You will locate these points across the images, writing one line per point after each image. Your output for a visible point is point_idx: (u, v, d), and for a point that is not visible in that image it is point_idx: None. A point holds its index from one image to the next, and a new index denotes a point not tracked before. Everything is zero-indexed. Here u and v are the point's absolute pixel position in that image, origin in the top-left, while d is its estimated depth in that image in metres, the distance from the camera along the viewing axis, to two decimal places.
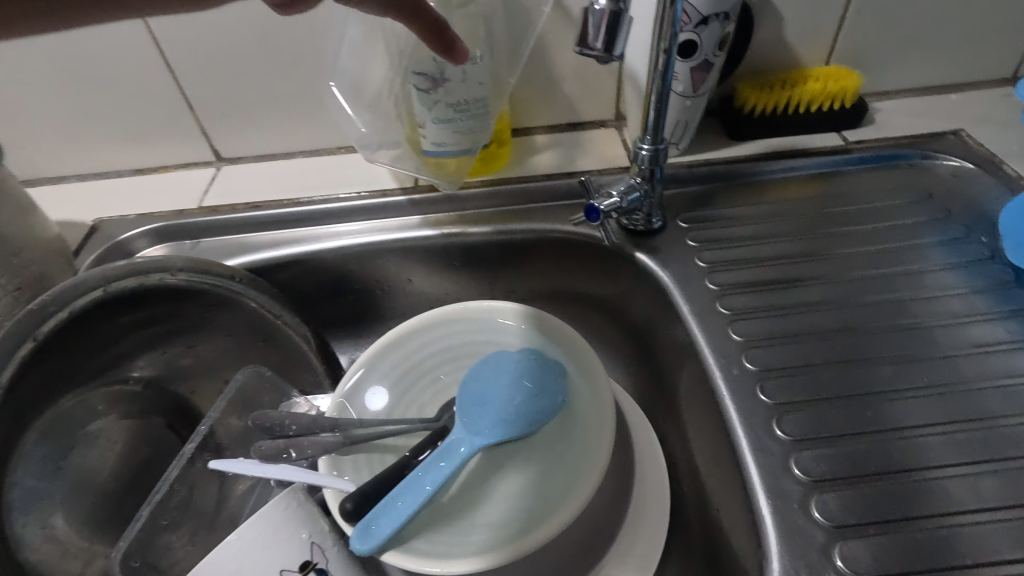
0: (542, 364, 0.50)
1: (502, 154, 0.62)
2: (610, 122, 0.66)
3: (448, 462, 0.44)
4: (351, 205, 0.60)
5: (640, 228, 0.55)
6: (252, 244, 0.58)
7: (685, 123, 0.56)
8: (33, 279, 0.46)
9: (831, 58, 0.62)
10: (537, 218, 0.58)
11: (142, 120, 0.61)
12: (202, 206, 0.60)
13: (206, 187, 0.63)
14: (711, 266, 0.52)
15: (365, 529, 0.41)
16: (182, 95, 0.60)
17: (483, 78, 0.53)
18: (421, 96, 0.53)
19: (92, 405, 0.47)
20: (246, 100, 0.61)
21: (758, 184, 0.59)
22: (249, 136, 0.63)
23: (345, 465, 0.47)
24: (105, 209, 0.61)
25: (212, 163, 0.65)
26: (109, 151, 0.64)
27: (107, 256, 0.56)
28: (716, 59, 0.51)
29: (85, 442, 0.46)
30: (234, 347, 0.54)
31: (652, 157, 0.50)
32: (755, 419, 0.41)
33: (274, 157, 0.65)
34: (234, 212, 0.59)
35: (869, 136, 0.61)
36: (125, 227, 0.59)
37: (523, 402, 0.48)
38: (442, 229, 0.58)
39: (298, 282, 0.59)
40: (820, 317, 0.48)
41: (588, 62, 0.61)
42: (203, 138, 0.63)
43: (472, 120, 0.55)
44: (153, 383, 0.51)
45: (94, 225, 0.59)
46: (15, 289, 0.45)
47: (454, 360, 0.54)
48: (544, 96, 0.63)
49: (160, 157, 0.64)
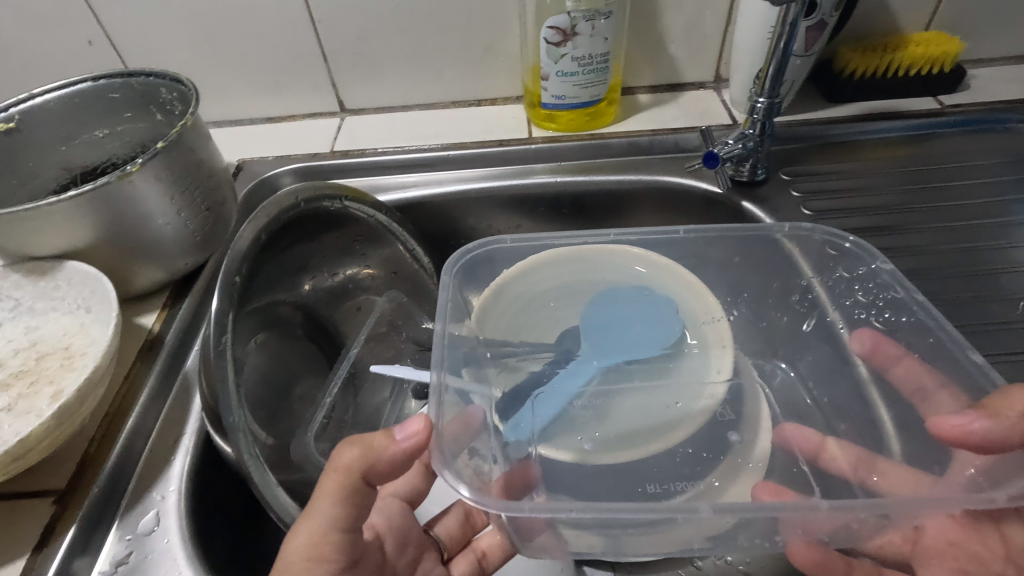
0: (653, 300, 0.55)
1: (610, 110, 0.66)
2: (708, 84, 0.69)
3: (578, 379, 0.52)
4: (471, 152, 0.64)
5: (744, 179, 0.58)
6: (383, 186, 0.64)
7: (792, 82, 0.59)
8: (216, 204, 0.52)
9: (931, 25, 0.64)
10: (646, 169, 0.62)
11: (281, 72, 0.67)
12: (334, 150, 0.66)
13: (334, 134, 0.68)
14: (817, 215, 0.56)
15: (514, 424, 0.48)
16: (319, 47, 0.65)
17: (609, 34, 0.57)
18: (556, 53, 0.58)
19: (264, 317, 0.51)
20: (377, 54, 0.66)
21: (857, 143, 0.62)
22: (374, 87, 0.69)
23: (487, 375, 0.50)
24: (246, 151, 0.67)
25: (337, 113, 0.71)
26: (246, 99, 0.70)
27: (255, 192, 0.62)
28: (831, 18, 0.54)
29: (256, 352, 0.50)
30: (369, 277, 0.59)
31: (767, 110, 0.54)
32: None
33: (393, 109, 0.70)
34: (364, 156, 0.65)
35: (966, 100, 0.64)
36: (268, 167, 0.65)
37: (639, 330, 0.55)
38: (556, 177, 0.63)
39: (421, 222, 0.65)
40: (920, 262, 0.53)
41: (697, 24, 0.64)
42: (331, 89, 0.69)
43: (593, 74, 0.60)
44: (305, 306, 0.56)
45: (239, 165, 0.65)
46: (205, 209, 0.50)
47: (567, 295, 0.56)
48: (651, 56, 0.67)
49: (291, 106, 0.70)
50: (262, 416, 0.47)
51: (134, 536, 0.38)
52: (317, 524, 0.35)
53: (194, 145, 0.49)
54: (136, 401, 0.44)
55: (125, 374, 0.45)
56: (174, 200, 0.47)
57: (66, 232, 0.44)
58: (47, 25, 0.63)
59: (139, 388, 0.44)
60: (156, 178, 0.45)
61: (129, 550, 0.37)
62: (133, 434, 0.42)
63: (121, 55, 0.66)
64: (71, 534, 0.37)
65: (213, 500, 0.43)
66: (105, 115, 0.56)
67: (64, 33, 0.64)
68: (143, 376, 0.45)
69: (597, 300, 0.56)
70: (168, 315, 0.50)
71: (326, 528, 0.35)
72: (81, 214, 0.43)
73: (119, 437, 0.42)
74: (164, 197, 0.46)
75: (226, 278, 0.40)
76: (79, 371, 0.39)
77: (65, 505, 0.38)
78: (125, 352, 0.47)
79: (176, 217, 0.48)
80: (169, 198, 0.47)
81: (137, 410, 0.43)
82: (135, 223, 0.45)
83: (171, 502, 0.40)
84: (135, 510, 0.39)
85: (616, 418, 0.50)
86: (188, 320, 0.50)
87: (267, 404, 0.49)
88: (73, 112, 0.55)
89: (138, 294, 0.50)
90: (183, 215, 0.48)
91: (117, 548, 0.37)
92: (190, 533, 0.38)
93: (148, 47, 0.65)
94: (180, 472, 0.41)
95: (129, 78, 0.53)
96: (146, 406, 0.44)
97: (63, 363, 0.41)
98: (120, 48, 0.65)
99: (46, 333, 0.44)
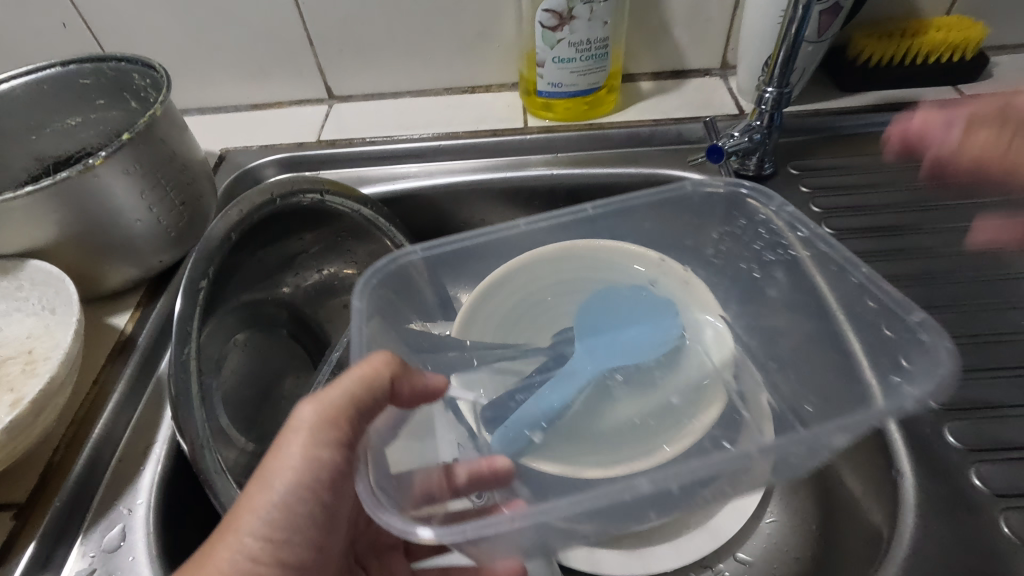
0: (652, 301, 0.53)
1: (610, 99, 0.62)
2: (714, 71, 0.66)
3: (571, 382, 0.48)
4: (463, 143, 0.61)
5: (750, 173, 0.55)
6: (370, 177, 0.61)
7: (804, 70, 0.56)
8: (193, 198, 0.49)
9: (953, 9, 0.60)
10: (646, 161, 0.59)
11: (264, 57, 0.64)
12: (321, 140, 0.63)
13: (322, 123, 0.65)
14: (826, 213, 0.53)
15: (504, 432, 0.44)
16: (304, 31, 0.62)
17: (608, 18, 0.54)
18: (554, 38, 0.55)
19: (245, 315, 0.49)
20: (365, 39, 0.62)
21: (870, 135, 0.59)
22: (363, 74, 0.65)
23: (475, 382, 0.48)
24: (230, 140, 0.64)
25: (325, 101, 0.68)
26: (229, 85, 0.67)
27: (237, 183, 0.60)
28: (847, 2, 0.51)
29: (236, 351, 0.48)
30: (356, 276, 0.57)
31: (776, 100, 0.51)
32: (883, 354, 0.43)
33: (383, 96, 0.67)
34: (352, 146, 0.62)
35: (988, 90, 0.60)
36: (251, 157, 0.62)
37: (636, 334, 0.51)
38: (552, 170, 0.60)
39: (411, 215, 0.62)
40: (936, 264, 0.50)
41: (703, 7, 0.60)
42: (318, 75, 0.65)
43: (592, 61, 0.57)
44: (290, 304, 0.54)
45: (222, 155, 0.63)
46: (180, 204, 0.48)
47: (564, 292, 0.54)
48: (654, 41, 0.63)
49: (277, 93, 0.67)
50: (239, 421, 0.45)
51: (97, 552, 0.36)
52: (298, 422, 0.34)
53: (166, 135, 0.46)
54: (104, 407, 0.42)
55: (93, 379, 0.43)
56: (146, 195, 0.45)
57: (29, 229, 0.41)
58: (19, 7, 0.60)
59: (108, 393, 0.42)
60: (123, 172, 0.43)
61: (93, 567, 0.35)
62: (100, 443, 0.40)
63: (97, 39, 0.63)
64: (32, 549, 0.35)
65: (185, 512, 0.41)
66: (77, 103, 0.53)
67: (37, 16, 0.61)
68: (113, 380, 0.43)
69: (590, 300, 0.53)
70: (142, 314, 0.47)
71: (341, 399, 0.34)
72: (44, 211, 0.41)
73: (85, 445, 0.40)
74: (133, 191, 0.44)
75: (190, 283, 0.38)
76: (39, 378, 0.37)
77: (27, 519, 0.36)
78: (95, 354, 0.45)
79: (148, 212, 0.45)
80: (140, 193, 0.44)
81: (105, 417, 0.41)
82: (101, 218, 0.43)
83: (139, 516, 0.38)
84: (99, 524, 0.37)
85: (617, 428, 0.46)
86: (162, 320, 0.47)
87: (244, 409, 0.47)
88: (43, 100, 0.52)
89: (110, 293, 0.48)
90: (155, 210, 0.46)
91: (79, 564, 0.36)
92: (157, 549, 0.37)
93: (125, 30, 0.62)
94: (149, 483, 0.39)
95: (100, 63, 0.51)
96: (114, 414, 0.42)
97: (24, 368, 0.39)
98: (96, 31, 0.62)
99: (9, 335, 0.42)
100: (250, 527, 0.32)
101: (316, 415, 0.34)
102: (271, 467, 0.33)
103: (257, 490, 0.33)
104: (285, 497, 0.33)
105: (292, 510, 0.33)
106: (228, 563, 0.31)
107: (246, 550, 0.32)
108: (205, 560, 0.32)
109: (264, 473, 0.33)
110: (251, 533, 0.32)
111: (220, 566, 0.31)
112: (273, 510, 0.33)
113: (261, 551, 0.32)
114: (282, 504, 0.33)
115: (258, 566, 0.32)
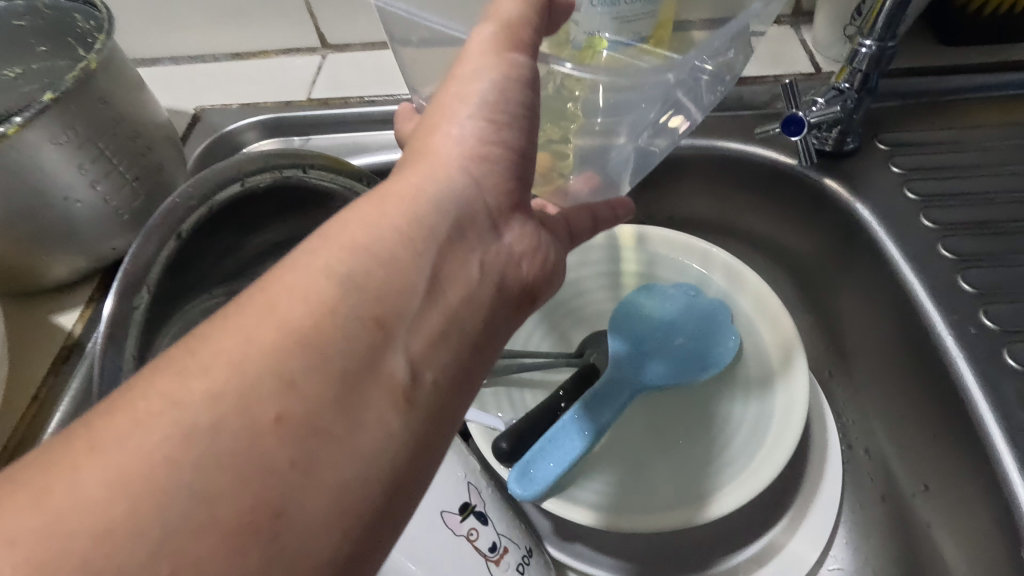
0: (701, 305, 0.44)
1: None
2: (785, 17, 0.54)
3: (607, 406, 0.39)
4: None
5: (828, 148, 0.45)
6: (368, 144, 0.51)
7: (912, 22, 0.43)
8: (149, 169, 0.40)
9: None
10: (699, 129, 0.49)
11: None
12: (311, 99, 0.53)
13: (313, 77, 0.55)
14: (925, 201, 0.43)
15: (524, 472, 0.36)
16: None
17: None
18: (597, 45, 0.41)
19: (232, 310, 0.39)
20: None
21: (993, 97, 0.46)
22: (360, 18, 0.55)
23: (489, 399, 0.41)
24: (205, 97, 0.55)
25: (317, 50, 0.57)
26: (202, 29, 0.56)
27: (213, 150, 0.51)
28: None
29: None
30: None
31: (875, 57, 0.40)
32: (1007, 395, 0.35)
33: (385, 45, 0.57)
34: (347, 107, 0.52)
35: None
36: (229, 118, 0.53)
37: (684, 344, 0.42)
38: None
39: None
40: None
41: None
42: (309, 20, 0.55)
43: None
44: None
45: (196, 114, 0.53)
46: (132, 180, 0.39)
47: (595, 297, 0.47)
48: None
49: (260, 41, 0.57)
50: None
51: None
52: (476, 44, 0.26)
53: (108, 94, 0.37)
54: (43, 430, 0.35)
55: (32, 395, 0.35)
56: (84, 169, 0.36)
57: None
58: None
59: (49, 412, 0.35)
60: (50, 142, 0.34)
61: None
62: None
63: None
64: None
65: None
66: (14, 50, 0.44)
67: None
68: (55, 395, 0.36)
69: (623, 306, 0.44)
70: (94, 312, 0.40)
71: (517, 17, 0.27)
72: None
73: None
74: (67, 166, 0.35)
75: (126, 303, 0.31)
76: None
77: None
78: (36, 361, 0.37)
79: (91, 191, 0.36)
80: (76, 167, 0.35)
81: (44, 445, 0.34)
82: (28, 199, 0.34)
83: None
84: None
85: (671, 449, 0.39)
86: None
87: None
88: None
89: (57, 285, 0.40)
90: (99, 187, 0.37)
91: None
92: None
93: None
94: None
95: None
96: (57, 440, 0.35)
97: None
98: None
99: None
100: (463, 115, 0.26)
101: (500, 29, 0.26)
102: (463, 69, 0.26)
103: (462, 81, 0.26)
104: (497, 86, 0.26)
105: (507, 101, 0.26)
106: (450, 145, 0.25)
107: (466, 129, 0.26)
108: (419, 152, 0.26)
109: (461, 69, 0.26)
110: (465, 117, 0.26)
111: (445, 151, 0.25)
112: (487, 95, 0.25)
113: (483, 132, 0.26)
114: (496, 90, 0.26)
115: (482, 149, 0.25)
